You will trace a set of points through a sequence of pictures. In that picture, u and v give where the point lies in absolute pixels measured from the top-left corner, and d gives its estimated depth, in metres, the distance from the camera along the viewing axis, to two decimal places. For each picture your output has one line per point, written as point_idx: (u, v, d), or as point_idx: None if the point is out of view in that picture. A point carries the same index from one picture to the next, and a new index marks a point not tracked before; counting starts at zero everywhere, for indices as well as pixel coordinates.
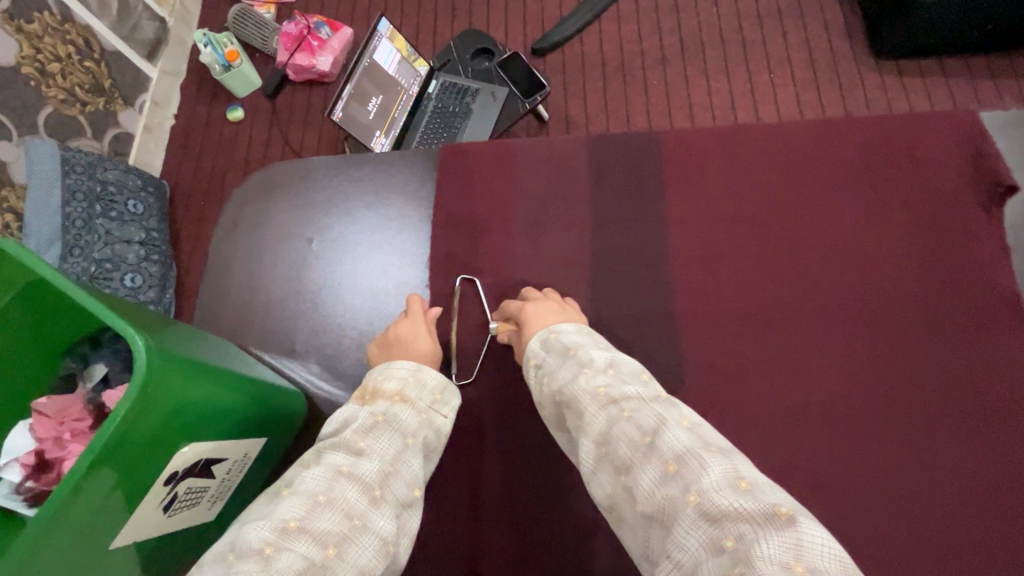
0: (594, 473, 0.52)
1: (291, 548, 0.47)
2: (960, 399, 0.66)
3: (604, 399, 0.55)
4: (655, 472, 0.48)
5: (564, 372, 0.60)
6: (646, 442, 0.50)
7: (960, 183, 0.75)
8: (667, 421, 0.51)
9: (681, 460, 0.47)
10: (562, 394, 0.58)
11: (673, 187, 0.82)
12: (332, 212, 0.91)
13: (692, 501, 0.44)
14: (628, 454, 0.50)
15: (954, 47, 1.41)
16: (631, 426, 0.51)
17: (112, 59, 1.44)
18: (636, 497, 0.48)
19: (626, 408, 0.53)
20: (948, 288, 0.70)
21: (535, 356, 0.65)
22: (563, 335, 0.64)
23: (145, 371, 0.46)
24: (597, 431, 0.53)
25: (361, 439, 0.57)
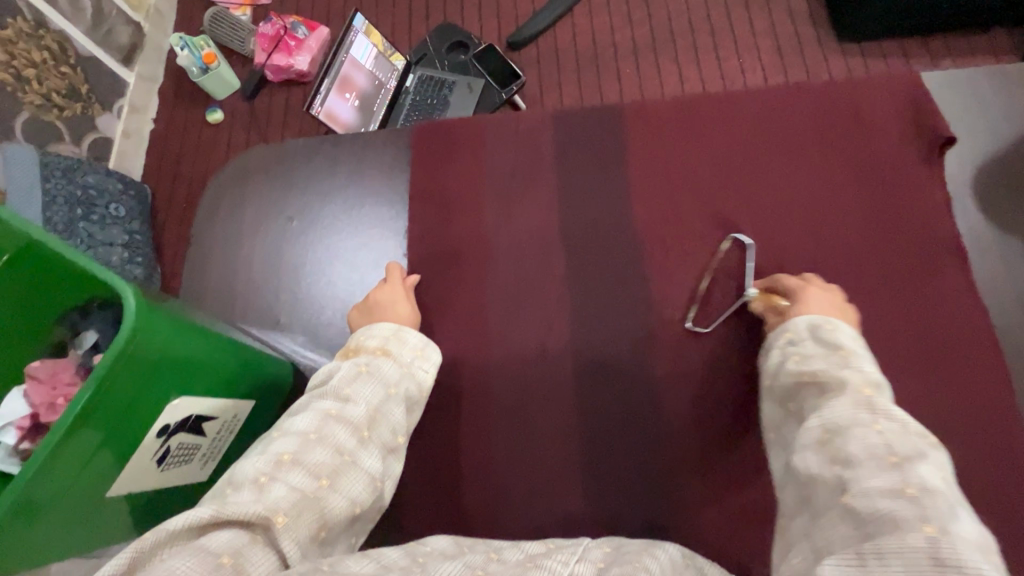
0: (808, 447, 0.47)
1: (284, 480, 0.48)
2: (922, 341, 0.66)
3: (862, 399, 0.47)
4: (886, 485, 0.41)
5: (822, 364, 0.51)
6: (892, 461, 0.42)
7: (931, 129, 0.73)
8: (925, 455, 0.43)
9: (926, 493, 0.40)
10: (812, 376, 0.51)
11: (640, 148, 0.78)
12: (306, 186, 0.83)
13: (925, 533, 0.38)
14: (861, 456, 0.44)
15: (914, 29, 1.48)
16: (879, 437, 0.44)
17: (86, 62, 1.56)
18: (848, 491, 0.42)
19: (879, 419, 0.45)
20: (911, 232, 0.70)
21: (793, 332, 0.57)
22: (841, 332, 0.54)
23: (125, 334, 0.44)
24: (833, 418, 0.47)
25: (349, 385, 0.57)
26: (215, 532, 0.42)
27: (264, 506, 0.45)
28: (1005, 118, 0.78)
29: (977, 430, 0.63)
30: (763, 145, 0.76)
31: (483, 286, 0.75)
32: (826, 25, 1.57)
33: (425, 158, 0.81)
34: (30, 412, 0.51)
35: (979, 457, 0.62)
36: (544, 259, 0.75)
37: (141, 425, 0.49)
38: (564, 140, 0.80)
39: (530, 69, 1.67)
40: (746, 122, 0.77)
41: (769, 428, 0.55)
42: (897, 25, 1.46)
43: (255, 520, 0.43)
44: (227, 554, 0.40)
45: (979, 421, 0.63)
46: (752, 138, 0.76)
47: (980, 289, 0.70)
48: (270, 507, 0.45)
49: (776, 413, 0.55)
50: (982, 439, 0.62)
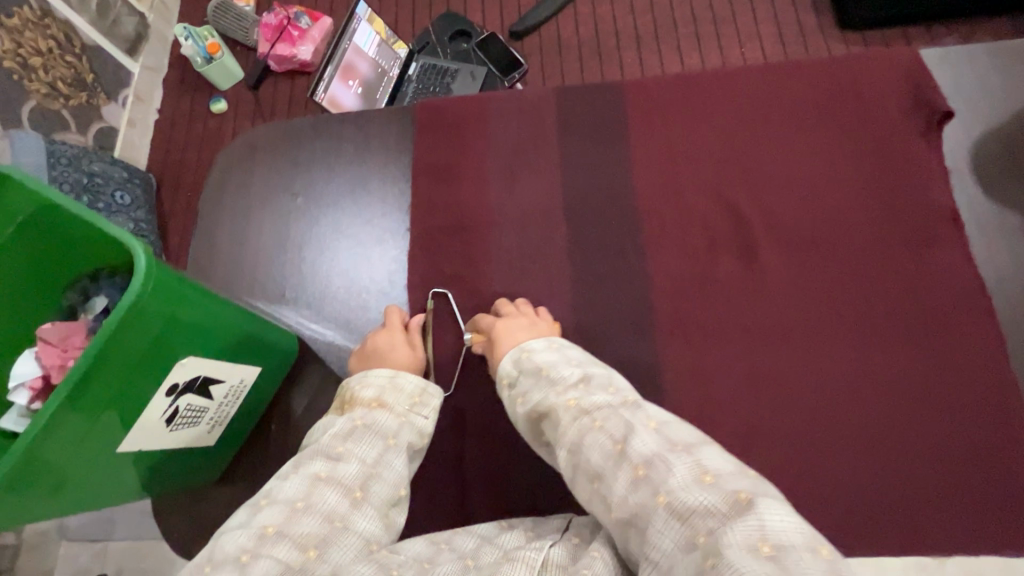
0: (572, 480, 0.49)
1: (267, 557, 0.46)
2: (918, 316, 0.67)
3: (575, 409, 0.51)
4: (624, 477, 0.45)
5: (538, 393, 0.55)
6: (618, 450, 0.46)
7: (932, 106, 0.73)
8: (634, 425, 0.48)
9: (650, 463, 0.44)
10: (537, 410, 0.54)
11: (641, 127, 0.79)
12: (311, 163, 0.84)
13: (661, 503, 0.42)
14: (600, 461, 0.47)
15: (917, 18, 1.47)
16: (602, 434, 0.48)
17: (92, 52, 1.57)
18: (610, 504, 0.45)
19: (595, 418, 0.50)
20: (909, 209, 0.71)
21: (507, 376, 0.60)
22: (535, 354, 0.59)
23: (136, 292, 0.45)
24: (568, 439, 0.50)
25: (340, 444, 0.55)
26: None
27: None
28: (1005, 97, 0.79)
29: (971, 403, 0.64)
30: (763, 123, 0.76)
31: (484, 264, 0.75)
32: (828, 13, 1.57)
33: (428, 137, 0.82)
34: (41, 374, 0.52)
35: (971, 428, 0.63)
36: (545, 237, 0.76)
37: (146, 386, 0.50)
38: (566, 119, 0.81)
39: (532, 58, 1.67)
40: (747, 101, 0.78)
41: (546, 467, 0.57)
42: (900, 13, 1.46)
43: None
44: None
45: (972, 393, 0.64)
46: (752, 117, 0.77)
47: (978, 265, 0.71)
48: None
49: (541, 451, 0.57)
50: (976, 411, 0.63)
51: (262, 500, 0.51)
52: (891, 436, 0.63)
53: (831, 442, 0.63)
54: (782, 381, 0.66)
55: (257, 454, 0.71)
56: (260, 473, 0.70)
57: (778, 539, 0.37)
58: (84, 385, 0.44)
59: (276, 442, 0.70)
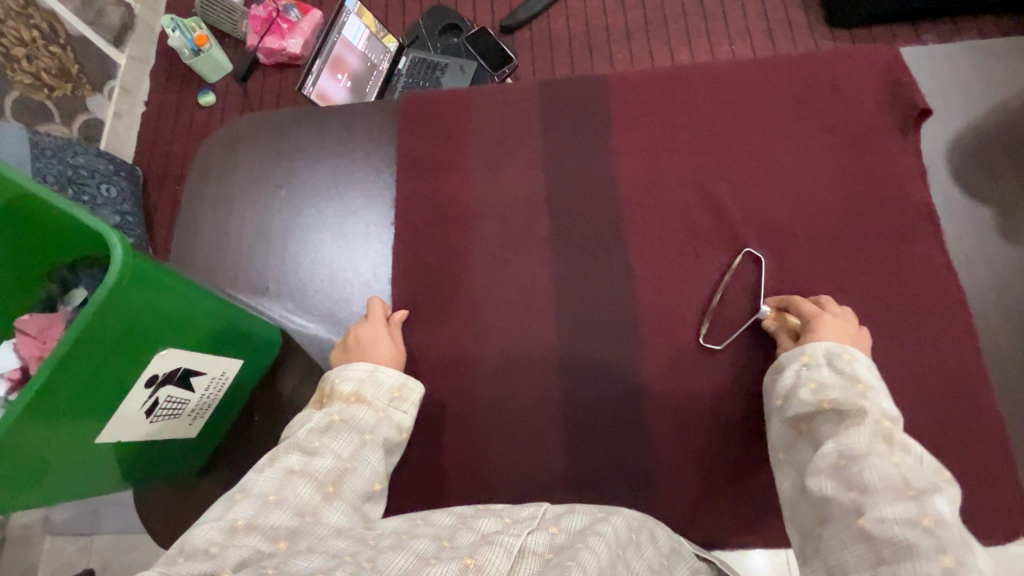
0: (826, 471, 0.50)
1: (238, 546, 0.46)
2: (893, 309, 0.68)
3: (881, 430, 0.50)
4: (900, 512, 0.44)
5: (840, 395, 0.54)
6: (909, 492, 0.45)
7: (908, 100, 0.74)
8: (937, 488, 0.45)
9: (941, 526, 0.43)
10: (832, 405, 0.53)
11: (624, 121, 0.79)
12: (294, 154, 0.83)
13: (939, 564, 0.41)
14: (877, 485, 0.46)
15: (901, 16, 1.49)
16: (896, 469, 0.47)
17: (76, 42, 1.56)
18: (863, 514, 0.46)
19: (896, 453, 0.48)
20: (885, 203, 0.72)
21: (809, 356, 0.58)
22: (856, 362, 0.56)
23: (110, 283, 0.45)
24: (852, 446, 0.49)
25: (320, 438, 0.57)
26: None
27: (212, 567, 0.43)
28: (980, 93, 0.80)
29: (942, 395, 0.65)
30: (743, 116, 0.77)
31: (469, 256, 0.76)
32: (818, 10, 1.58)
33: (412, 128, 0.82)
34: (19, 365, 0.53)
35: (940, 416, 0.64)
36: (528, 229, 0.76)
37: (125, 378, 0.50)
38: (548, 112, 0.81)
39: (523, 52, 1.67)
40: (728, 95, 0.79)
41: (777, 448, 0.58)
42: (889, 11, 1.47)
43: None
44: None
45: (942, 381, 0.65)
46: (732, 110, 0.78)
47: (951, 257, 0.72)
48: (219, 569, 0.43)
49: (785, 434, 0.57)
50: (947, 403, 0.65)
51: (237, 495, 0.52)
52: None
53: None
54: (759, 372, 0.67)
55: (240, 444, 0.71)
56: (243, 463, 0.70)
57: None
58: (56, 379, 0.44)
59: (258, 433, 0.71)
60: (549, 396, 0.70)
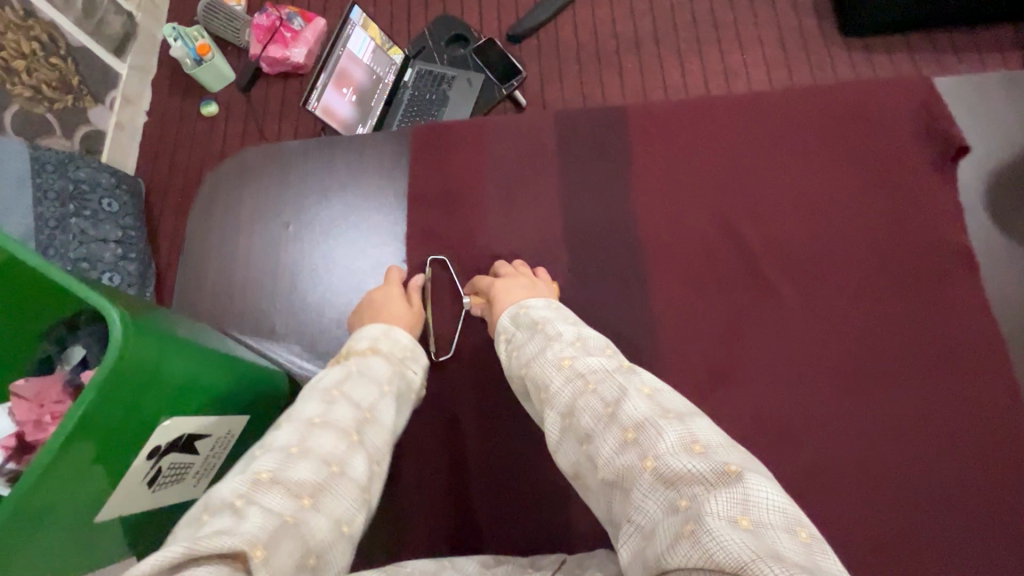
0: (561, 441, 0.49)
1: (263, 502, 0.42)
2: (930, 354, 0.65)
3: (569, 372, 0.52)
4: (613, 440, 0.45)
5: (533, 347, 0.57)
6: (607, 412, 0.47)
7: (944, 134, 0.71)
8: (627, 390, 0.48)
9: (640, 428, 0.44)
10: (530, 365, 0.55)
11: (644, 150, 0.76)
12: (301, 187, 0.81)
13: (648, 468, 0.41)
14: (590, 423, 0.47)
15: (918, 24, 1.46)
16: (594, 397, 0.48)
17: (77, 53, 1.53)
18: (597, 463, 0.45)
19: (589, 381, 0.50)
20: (919, 241, 0.69)
21: (505, 332, 0.62)
22: (532, 311, 0.62)
23: (114, 355, 0.42)
24: (562, 402, 0.50)
25: (336, 388, 0.54)
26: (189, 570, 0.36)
27: (246, 527, 0.39)
28: (1020, 119, 0.76)
29: (987, 446, 0.61)
30: (770, 149, 0.74)
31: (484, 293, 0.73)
32: (830, 19, 1.55)
33: (424, 157, 0.79)
34: (15, 429, 0.50)
35: (985, 469, 0.61)
36: (546, 265, 0.73)
37: (121, 457, 0.46)
38: (565, 141, 0.78)
39: (531, 61, 1.64)
40: (753, 125, 0.76)
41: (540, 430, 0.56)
42: (905, 19, 1.43)
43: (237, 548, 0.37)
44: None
45: (985, 432, 0.62)
46: (758, 142, 0.75)
47: (990, 297, 0.69)
48: (246, 532, 0.38)
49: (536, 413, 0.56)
50: (992, 455, 0.61)
51: (254, 452, 0.47)
52: (906, 480, 0.60)
53: (843, 490, 0.60)
54: (792, 419, 0.63)
55: None
56: None
57: (758, 513, 0.36)
58: (49, 468, 0.40)
59: None
60: None
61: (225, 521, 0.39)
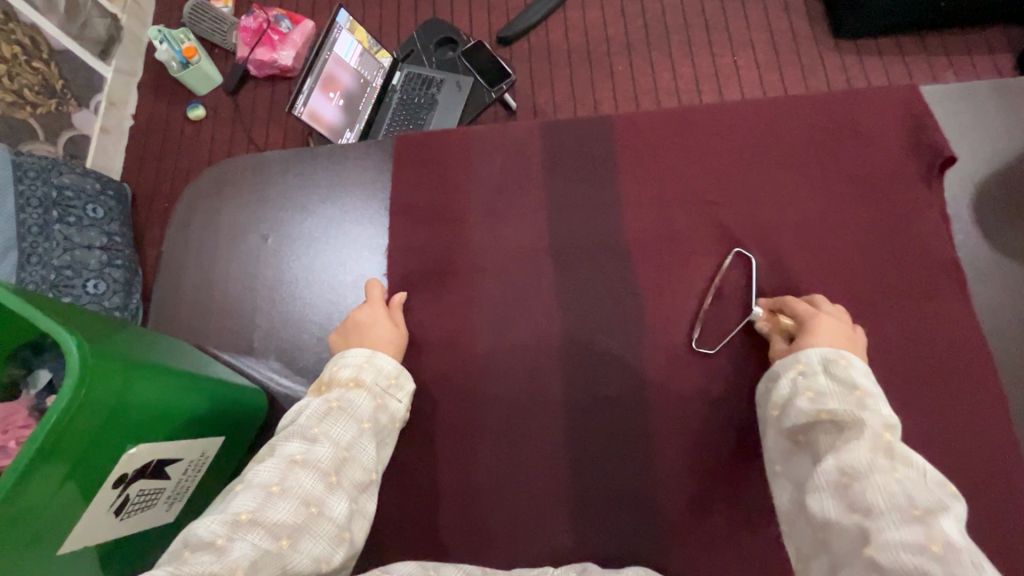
0: (823, 488, 0.45)
1: (244, 540, 0.45)
2: (919, 366, 0.64)
3: (876, 445, 0.45)
4: (907, 539, 0.39)
5: (840, 404, 0.50)
6: (916, 513, 0.40)
7: (932, 143, 0.70)
8: (947, 507, 0.41)
9: (952, 548, 0.38)
10: (831, 415, 0.49)
11: (631, 160, 0.75)
12: (280, 200, 0.79)
13: None
14: (880, 504, 0.42)
15: (909, 27, 1.45)
16: (899, 486, 0.42)
17: (60, 57, 1.50)
18: (870, 542, 0.40)
19: (895, 467, 0.43)
20: (907, 252, 0.68)
21: (805, 364, 0.54)
22: (854, 369, 0.52)
23: (74, 381, 0.42)
24: (850, 460, 0.45)
25: (317, 426, 0.54)
26: None
27: (222, 567, 0.42)
28: (1008, 129, 0.75)
29: (976, 460, 0.61)
30: (758, 159, 0.73)
31: (469, 306, 0.72)
32: (822, 21, 1.54)
33: (409, 167, 0.78)
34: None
35: (977, 485, 0.60)
36: (531, 278, 0.72)
37: (86, 489, 0.45)
38: (551, 151, 0.77)
39: (521, 65, 1.62)
40: (740, 135, 0.75)
41: (773, 462, 0.53)
42: (896, 21, 1.43)
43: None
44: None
45: (977, 448, 0.61)
46: (746, 152, 0.74)
47: (976, 308, 0.68)
48: (228, 568, 0.42)
49: (782, 448, 0.52)
50: (983, 470, 0.60)
51: (238, 485, 0.50)
52: None
53: None
54: None
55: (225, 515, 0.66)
56: None
57: None
58: (7, 502, 0.39)
59: None
60: (556, 465, 0.65)
61: (205, 558, 0.42)
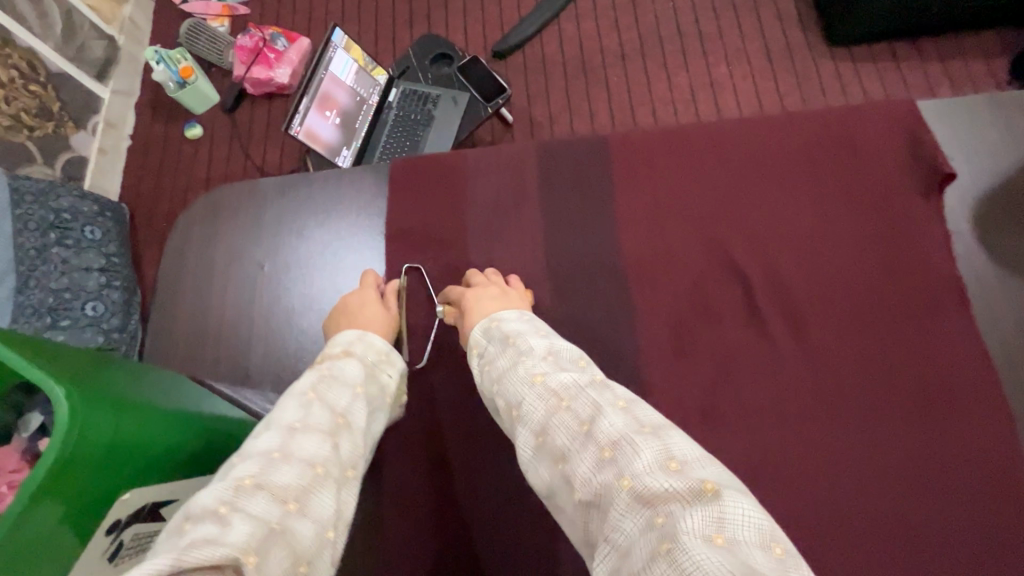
0: (533, 458, 0.47)
1: (246, 509, 0.40)
2: (925, 383, 0.63)
3: (541, 390, 0.49)
4: (590, 459, 0.43)
5: (502, 365, 0.55)
6: (584, 430, 0.45)
7: (931, 157, 0.70)
8: (602, 406, 0.46)
9: (617, 446, 0.42)
10: (499, 386, 0.53)
11: (627, 178, 0.75)
12: (276, 227, 0.79)
13: (625, 487, 0.39)
14: (566, 442, 0.45)
15: (902, 33, 1.46)
16: (569, 415, 0.46)
17: (58, 80, 1.50)
18: (575, 486, 0.43)
19: (563, 397, 0.48)
20: (909, 266, 0.67)
21: (476, 347, 0.59)
22: (504, 324, 0.59)
23: (63, 429, 0.41)
24: (535, 420, 0.48)
25: (312, 390, 0.51)
26: None
27: (227, 542, 0.38)
28: (1006, 139, 0.75)
29: (988, 478, 0.59)
30: (755, 175, 0.73)
31: None
32: (815, 28, 1.54)
33: (404, 189, 0.77)
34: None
35: (992, 506, 0.58)
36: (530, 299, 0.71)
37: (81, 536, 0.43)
38: (548, 170, 0.77)
39: (517, 78, 1.63)
40: (737, 152, 0.74)
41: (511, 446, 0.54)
42: (890, 27, 1.43)
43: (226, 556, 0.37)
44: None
45: (992, 467, 0.60)
46: (743, 168, 0.73)
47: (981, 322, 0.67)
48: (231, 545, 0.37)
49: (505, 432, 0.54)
50: (996, 489, 0.59)
51: (235, 458, 0.46)
52: (909, 517, 0.58)
53: (845, 529, 0.58)
54: (790, 456, 0.61)
55: None
56: None
57: (734, 532, 0.35)
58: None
59: None
60: None
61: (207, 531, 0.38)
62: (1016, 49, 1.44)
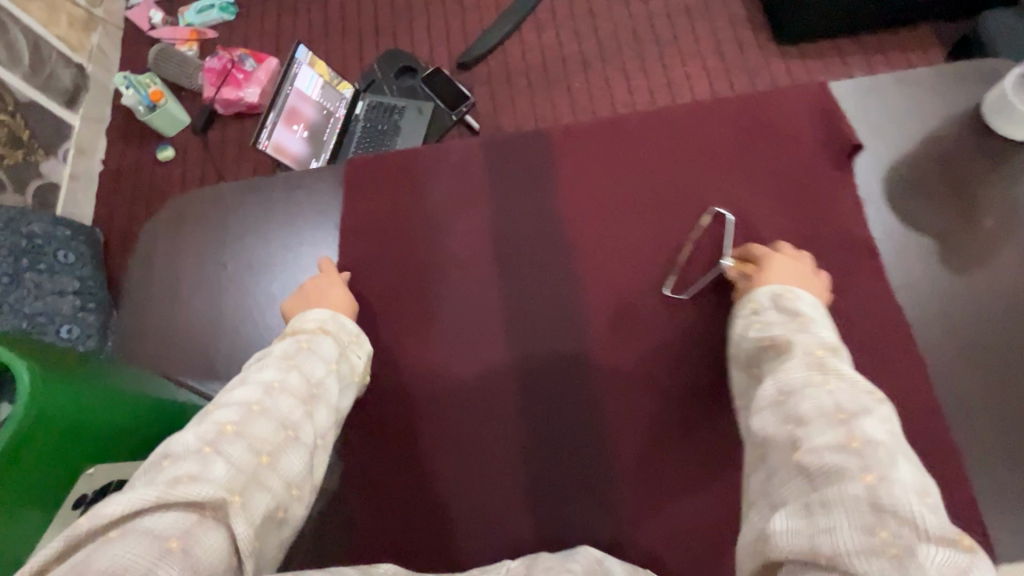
0: (766, 408, 0.48)
1: (228, 453, 0.45)
2: (851, 340, 0.68)
3: (812, 361, 0.48)
4: (833, 438, 0.42)
5: (781, 331, 0.54)
6: (840, 416, 0.43)
7: (848, 134, 0.76)
8: (872, 410, 0.43)
9: (872, 445, 0.40)
10: (773, 342, 0.53)
11: (571, 168, 0.80)
12: (238, 229, 0.82)
13: (864, 481, 0.38)
14: (810, 413, 0.44)
15: (845, 30, 1.55)
16: (829, 395, 0.45)
17: (27, 108, 1.52)
18: (799, 447, 0.43)
19: (830, 380, 0.46)
20: (833, 234, 0.72)
21: (757, 302, 0.59)
22: (800, 300, 0.57)
23: (25, 401, 0.44)
24: (789, 380, 0.48)
25: (292, 359, 0.56)
26: (161, 512, 0.40)
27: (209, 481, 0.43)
28: None
29: (910, 423, 0.64)
30: (689, 159, 0.78)
31: (425, 316, 0.75)
32: (764, 29, 1.63)
33: (362, 187, 0.81)
34: None
35: (919, 450, 0.63)
36: (485, 284, 0.76)
37: (45, 513, 0.45)
38: (498, 164, 0.81)
39: (482, 88, 1.69)
40: (675, 138, 0.79)
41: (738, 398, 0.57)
42: (833, 25, 1.52)
43: (209, 495, 0.42)
44: (174, 540, 0.39)
45: (916, 415, 0.64)
46: (679, 154, 0.79)
47: (912, 279, 0.71)
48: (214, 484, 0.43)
49: (744, 380, 0.57)
50: (918, 433, 0.64)
51: (210, 407, 0.50)
52: None
53: None
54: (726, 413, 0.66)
55: None
56: None
57: None
58: None
59: None
60: (511, 463, 0.67)
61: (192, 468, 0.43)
62: (952, 40, 1.54)
